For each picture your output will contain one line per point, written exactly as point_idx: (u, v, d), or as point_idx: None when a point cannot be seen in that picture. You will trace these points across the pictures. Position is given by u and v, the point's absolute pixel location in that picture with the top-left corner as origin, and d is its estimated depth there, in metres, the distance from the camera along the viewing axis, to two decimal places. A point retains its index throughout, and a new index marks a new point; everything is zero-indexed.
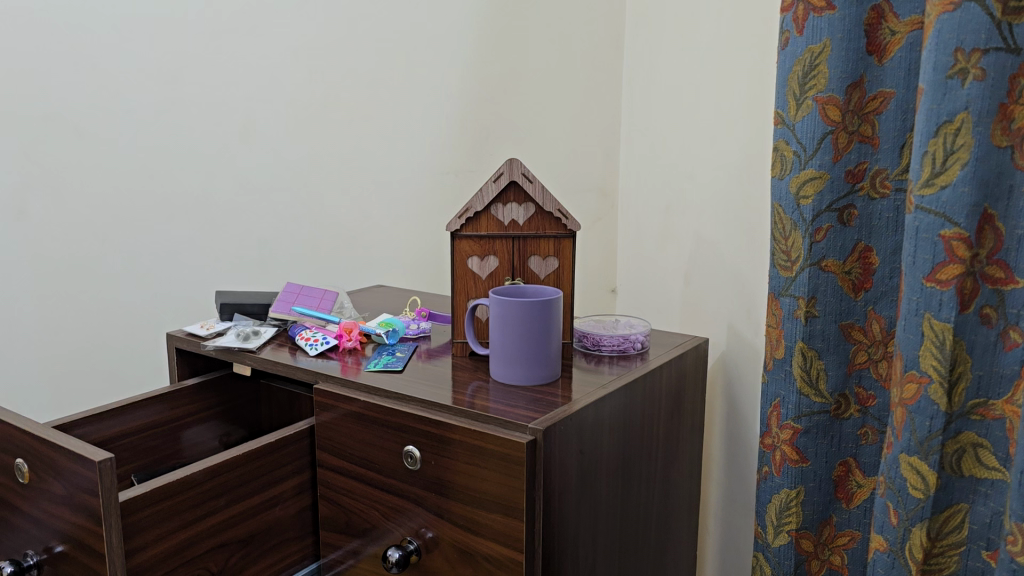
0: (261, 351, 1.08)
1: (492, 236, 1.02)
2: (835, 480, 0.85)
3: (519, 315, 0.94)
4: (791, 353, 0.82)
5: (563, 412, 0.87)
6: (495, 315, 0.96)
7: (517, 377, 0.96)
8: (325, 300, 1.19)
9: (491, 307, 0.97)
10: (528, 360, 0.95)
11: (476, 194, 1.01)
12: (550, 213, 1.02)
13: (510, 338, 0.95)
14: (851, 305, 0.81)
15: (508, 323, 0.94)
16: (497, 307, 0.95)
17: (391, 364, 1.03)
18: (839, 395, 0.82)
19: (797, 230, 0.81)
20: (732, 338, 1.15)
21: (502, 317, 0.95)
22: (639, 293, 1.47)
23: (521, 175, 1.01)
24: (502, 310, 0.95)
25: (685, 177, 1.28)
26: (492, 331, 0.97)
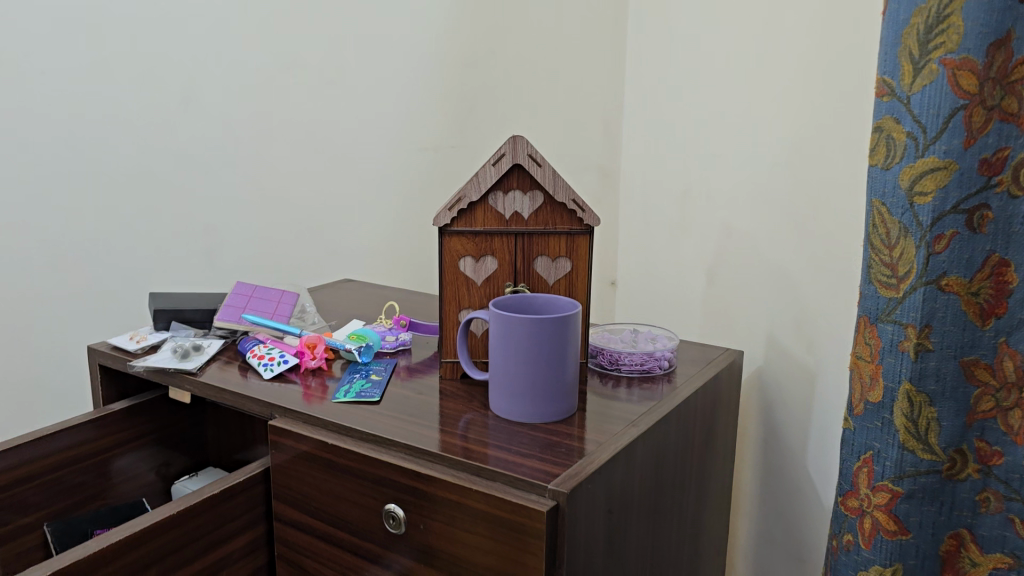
0: (203, 373, 0.87)
1: (490, 232, 0.82)
2: (943, 556, 0.66)
3: (528, 335, 0.74)
4: (892, 398, 0.65)
5: (588, 465, 0.67)
6: (498, 334, 0.76)
7: (524, 413, 0.76)
8: (280, 309, 1.00)
9: (493, 323, 0.77)
10: (538, 393, 0.75)
11: (471, 180, 0.80)
12: (563, 204, 0.82)
13: (517, 365, 0.75)
14: (976, 335, 0.62)
15: (515, 344, 0.75)
16: (501, 324, 0.75)
17: (365, 392, 0.82)
18: (956, 452, 0.63)
19: (909, 238, 0.63)
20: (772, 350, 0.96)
21: (507, 337, 0.75)
22: (645, 290, 1.28)
23: (526, 156, 0.80)
24: (508, 329, 0.75)
25: (711, 160, 1.09)
26: (493, 353, 0.77)
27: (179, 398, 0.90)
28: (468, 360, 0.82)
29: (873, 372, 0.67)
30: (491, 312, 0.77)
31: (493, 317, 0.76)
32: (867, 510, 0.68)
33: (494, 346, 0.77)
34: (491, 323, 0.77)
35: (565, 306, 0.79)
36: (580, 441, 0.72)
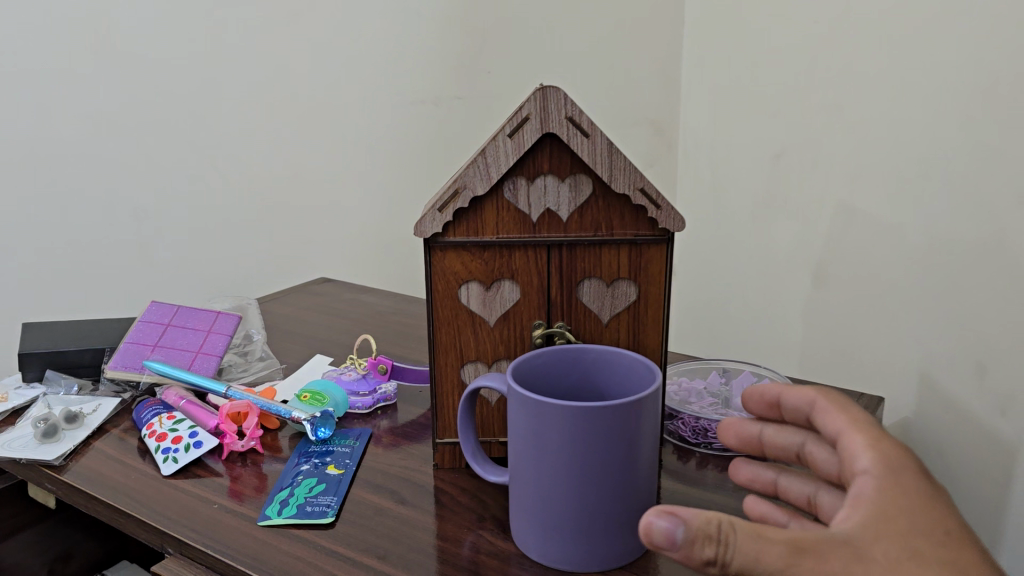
0: (72, 464, 0.57)
1: (507, 242, 0.51)
2: None
3: (575, 432, 0.42)
4: None
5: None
6: (522, 425, 0.44)
7: (571, 556, 0.45)
8: (206, 353, 0.68)
9: (513, 403, 0.45)
10: (594, 523, 0.44)
11: (473, 162, 0.49)
12: (623, 197, 0.50)
13: (555, 479, 0.43)
14: None
15: (552, 445, 0.43)
16: (526, 411, 0.43)
17: (313, 505, 0.51)
18: None
19: None
20: (927, 396, 0.64)
21: (537, 432, 0.43)
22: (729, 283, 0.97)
23: (564, 121, 0.48)
24: (539, 420, 0.43)
25: (825, 114, 0.77)
26: (515, 453, 0.45)
27: (42, 499, 0.64)
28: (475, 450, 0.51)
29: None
30: (510, 384, 0.45)
31: (513, 394, 0.44)
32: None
33: (516, 442, 0.45)
34: (511, 404, 0.45)
35: (635, 367, 0.47)
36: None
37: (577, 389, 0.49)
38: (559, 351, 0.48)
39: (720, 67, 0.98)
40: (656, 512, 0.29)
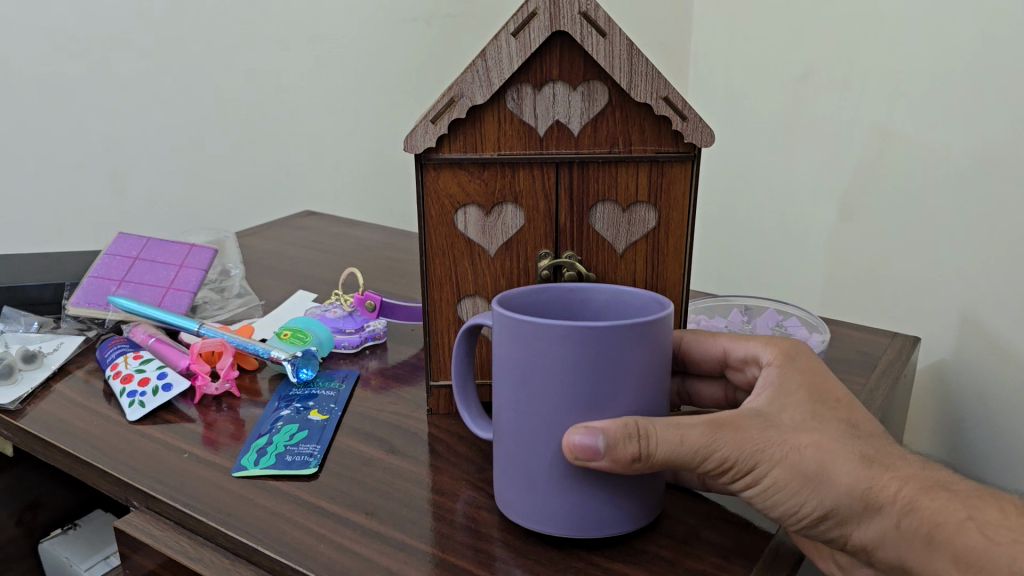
0: (29, 409, 0.52)
1: (511, 161, 0.45)
2: None
3: (585, 361, 0.34)
4: None
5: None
6: (513, 358, 0.36)
7: (560, 513, 0.36)
8: (179, 288, 0.63)
9: (500, 332, 0.36)
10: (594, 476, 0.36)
11: (473, 65, 0.43)
12: (643, 108, 0.44)
13: (553, 420, 0.35)
14: None
15: (554, 378, 0.35)
16: (520, 338, 0.35)
17: (294, 456, 0.46)
18: None
19: None
20: (971, 336, 0.59)
21: (535, 363, 0.35)
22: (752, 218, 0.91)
23: (577, 17, 0.42)
24: (540, 349, 0.34)
25: (859, 26, 0.70)
26: (500, 393, 0.37)
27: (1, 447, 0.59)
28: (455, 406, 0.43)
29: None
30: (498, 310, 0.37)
31: (503, 319, 0.36)
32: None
33: (503, 377, 0.37)
34: (498, 333, 0.36)
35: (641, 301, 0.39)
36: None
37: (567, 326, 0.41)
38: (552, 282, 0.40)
39: None
40: (573, 431, 0.33)
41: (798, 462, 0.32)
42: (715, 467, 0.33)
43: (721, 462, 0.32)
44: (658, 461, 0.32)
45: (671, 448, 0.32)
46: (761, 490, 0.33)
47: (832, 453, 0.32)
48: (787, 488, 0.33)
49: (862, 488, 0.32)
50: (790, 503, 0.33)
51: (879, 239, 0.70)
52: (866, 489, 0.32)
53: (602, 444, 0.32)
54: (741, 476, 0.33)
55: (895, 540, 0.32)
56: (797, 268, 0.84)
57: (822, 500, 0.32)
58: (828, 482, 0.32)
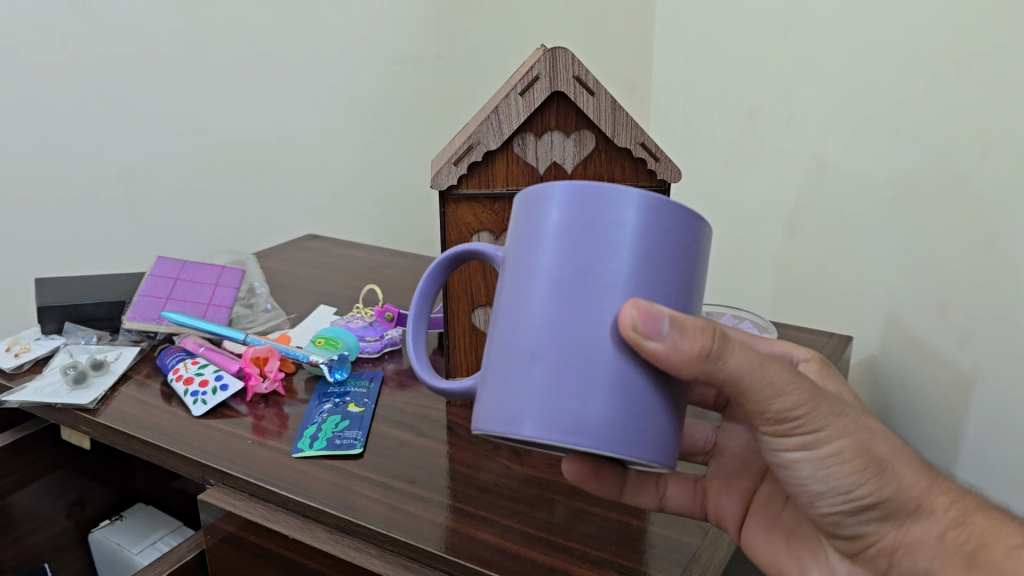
0: (104, 407, 0.61)
1: (516, 195, 0.55)
2: None
3: (642, 234, 0.32)
4: None
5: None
6: (554, 231, 0.32)
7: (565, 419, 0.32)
8: (218, 303, 0.72)
9: (535, 211, 0.34)
10: (615, 378, 0.32)
11: (488, 119, 0.53)
12: (624, 151, 0.55)
13: (587, 301, 0.32)
14: None
15: (601, 247, 0.32)
16: (570, 204, 0.32)
17: (341, 440, 0.55)
18: None
19: None
20: (894, 335, 0.71)
21: (583, 234, 0.32)
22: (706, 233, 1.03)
23: (571, 80, 0.52)
24: (595, 214, 0.32)
25: (797, 73, 0.82)
26: (522, 280, 0.33)
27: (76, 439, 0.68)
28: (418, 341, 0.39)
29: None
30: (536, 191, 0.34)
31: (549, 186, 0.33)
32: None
33: (530, 259, 0.33)
34: (536, 206, 0.33)
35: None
36: (662, 528, 0.47)
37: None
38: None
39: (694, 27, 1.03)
40: (634, 305, 0.31)
41: (866, 443, 0.36)
42: (792, 413, 0.34)
43: (802, 408, 0.34)
44: (734, 374, 0.32)
45: (757, 371, 0.32)
46: (818, 450, 0.35)
47: (900, 451, 0.37)
48: (849, 461, 0.36)
49: (918, 492, 0.37)
50: (845, 476, 0.36)
51: (817, 254, 0.82)
52: (921, 493, 0.37)
53: (667, 329, 0.30)
54: (809, 429, 0.35)
55: (936, 547, 0.38)
56: (750, 281, 0.95)
57: (878, 481, 0.36)
58: (893, 472, 0.36)
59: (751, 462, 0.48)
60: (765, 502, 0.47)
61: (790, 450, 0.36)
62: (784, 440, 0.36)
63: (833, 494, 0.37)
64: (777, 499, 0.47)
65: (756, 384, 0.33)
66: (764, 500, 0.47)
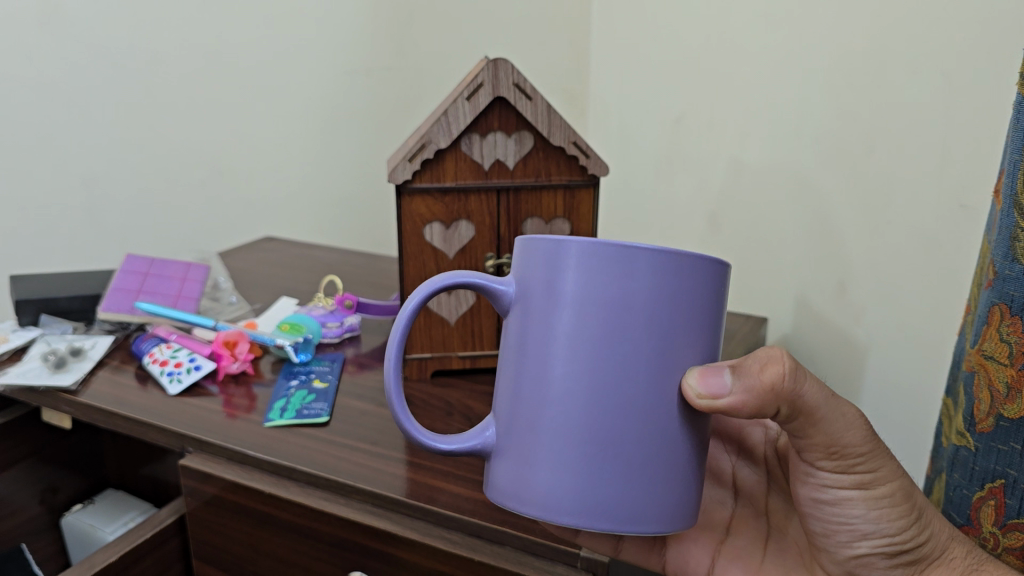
0: (84, 389, 0.66)
1: (464, 188, 0.62)
2: (976, 502, 0.46)
3: (679, 297, 0.33)
4: (971, 382, 0.46)
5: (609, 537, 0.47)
6: (593, 294, 0.32)
7: (607, 488, 0.33)
8: (187, 293, 0.78)
9: (557, 269, 0.33)
10: (652, 441, 0.34)
11: (438, 121, 0.59)
12: (560, 149, 0.62)
13: (622, 373, 0.33)
14: (992, 286, 0.44)
15: (646, 314, 0.33)
16: (609, 266, 0.32)
17: (309, 410, 0.61)
18: (968, 423, 0.46)
19: (998, 231, 0.44)
20: (805, 315, 0.80)
21: (629, 301, 0.32)
22: (636, 230, 1.11)
23: (511, 86, 0.59)
24: (639, 280, 0.32)
25: (716, 81, 0.91)
26: (548, 340, 0.34)
27: (57, 421, 0.73)
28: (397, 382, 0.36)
29: (1014, 380, 0.42)
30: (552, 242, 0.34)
31: (582, 246, 0.32)
32: (991, 550, 0.45)
33: (551, 319, 0.33)
34: (562, 267, 0.33)
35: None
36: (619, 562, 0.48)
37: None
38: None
39: (625, 40, 1.11)
40: (696, 373, 0.34)
41: (910, 490, 0.40)
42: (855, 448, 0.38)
43: (870, 444, 0.38)
44: (808, 404, 0.36)
45: (830, 402, 0.37)
46: (871, 488, 0.39)
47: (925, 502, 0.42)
48: (893, 500, 0.40)
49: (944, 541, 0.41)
50: (893, 519, 0.40)
51: (736, 246, 0.91)
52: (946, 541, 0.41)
53: (731, 382, 0.34)
54: (868, 466, 0.39)
55: None
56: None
57: (916, 526, 0.40)
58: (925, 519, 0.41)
59: (715, 511, 0.51)
60: (740, 553, 0.50)
61: (846, 488, 0.40)
62: (842, 478, 0.39)
63: (878, 537, 0.40)
64: (754, 551, 0.50)
65: (831, 413, 0.37)
66: (739, 552, 0.50)
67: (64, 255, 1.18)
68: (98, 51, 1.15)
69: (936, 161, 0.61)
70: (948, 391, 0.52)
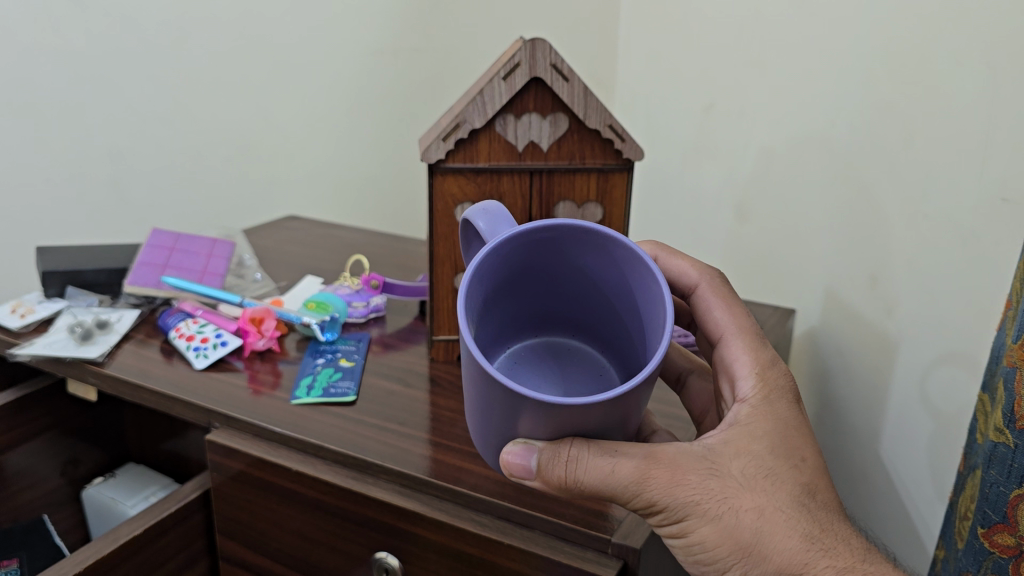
0: (109, 362, 0.65)
1: (497, 170, 0.62)
2: (1013, 501, 0.45)
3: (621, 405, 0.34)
4: (1012, 379, 0.45)
5: (641, 519, 0.47)
6: (513, 407, 0.34)
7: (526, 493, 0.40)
8: (212, 268, 0.78)
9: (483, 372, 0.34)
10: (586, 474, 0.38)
11: (473, 100, 0.59)
12: (594, 133, 0.61)
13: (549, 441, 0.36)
14: None
15: (592, 421, 0.34)
16: (538, 405, 0.33)
17: (336, 388, 0.61)
18: (1008, 422, 0.45)
19: None
20: (836, 308, 0.80)
21: (573, 418, 0.34)
22: (662, 217, 1.11)
23: (548, 68, 0.58)
24: (560, 412, 0.33)
25: (749, 69, 0.89)
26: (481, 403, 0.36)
27: (82, 394, 0.73)
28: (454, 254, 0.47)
29: None
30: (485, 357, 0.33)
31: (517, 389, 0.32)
32: None
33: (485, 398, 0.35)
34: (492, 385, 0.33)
35: (617, 254, 0.37)
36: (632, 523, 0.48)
37: (516, 262, 0.39)
38: (509, 237, 0.36)
39: (655, 27, 1.10)
40: (513, 443, 0.36)
41: (735, 527, 0.38)
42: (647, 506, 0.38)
43: (657, 500, 0.37)
44: (584, 485, 0.36)
45: (604, 479, 0.36)
46: (685, 536, 0.39)
47: (773, 526, 0.38)
48: (716, 542, 0.38)
49: (794, 568, 0.38)
50: (717, 558, 0.39)
51: (766, 235, 0.90)
52: (797, 572, 0.38)
53: (539, 462, 0.35)
54: (671, 518, 0.38)
55: None
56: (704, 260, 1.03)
57: (747, 563, 0.39)
58: (762, 555, 0.38)
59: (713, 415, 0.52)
60: None
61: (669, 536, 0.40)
62: (661, 526, 0.40)
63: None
64: None
65: (606, 488, 0.37)
66: None
67: (89, 226, 1.18)
68: (127, 24, 1.14)
69: (978, 153, 0.60)
70: (984, 387, 0.51)
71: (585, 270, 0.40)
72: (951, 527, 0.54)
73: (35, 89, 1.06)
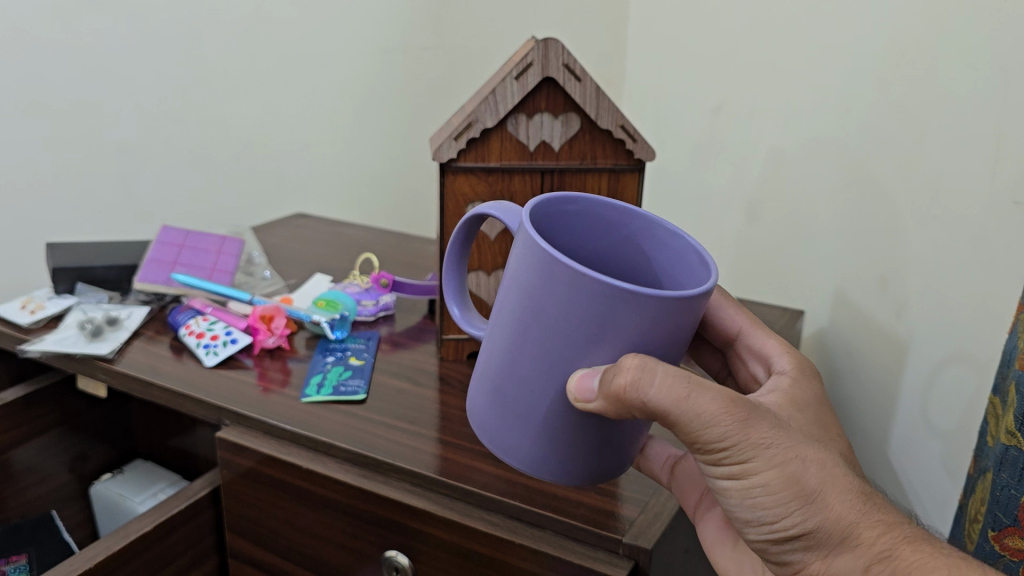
0: (119, 358, 0.65)
1: (508, 169, 0.62)
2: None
3: (674, 321, 0.36)
4: None
5: (652, 520, 0.47)
6: (579, 315, 0.35)
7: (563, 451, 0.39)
8: (222, 264, 0.78)
9: (551, 282, 0.35)
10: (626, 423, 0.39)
11: (485, 100, 0.59)
12: (606, 133, 0.61)
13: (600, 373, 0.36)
14: None
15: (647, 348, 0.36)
16: (609, 302, 0.34)
17: (346, 387, 0.61)
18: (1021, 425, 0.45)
19: None
20: (845, 310, 0.80)
21: (635, 330, 0.35)
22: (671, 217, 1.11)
23: (561, 67, 0.58)
24: (627, 314, 0.34)
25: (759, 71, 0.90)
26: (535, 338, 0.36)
27: (91, 390, 0.73)
28: (455, 261, 0.49)
29: None
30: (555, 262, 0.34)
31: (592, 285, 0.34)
32: None
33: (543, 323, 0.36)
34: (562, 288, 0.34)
35: (634, 228, 0.41)
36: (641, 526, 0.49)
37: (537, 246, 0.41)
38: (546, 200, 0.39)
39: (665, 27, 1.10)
40: (579, 373, 0.36)
41: (798, 472, 0.36)
42: (714, 438, 0.36)
43: (725, 432, 0.35)
44: (655, 404, 0.35)
45: (676, 401, 0.35)
46: (744, 478, 0.36)
47: (835, 478, 0.36)
48: (776, 488, 0.36)
49: (851, 521, 0.36)
50: (773, 506, 0.36)
51: (775, 236, 0.91)
52: (853, 525, 0.35)
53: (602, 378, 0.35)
54: (733, 457, 0.36)
55: None
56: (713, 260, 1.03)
57: (802, 513, 0.36)
58: (823, 504, 0.36)
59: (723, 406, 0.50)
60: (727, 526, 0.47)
61: (723, 480, 0.37)
62: (716, 467, 0.37)
63: (761, 527, 0.37)
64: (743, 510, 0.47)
65: (675, 410, 0.35)
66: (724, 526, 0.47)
67: (97, 223, 1.18)
68: (137, 23, 1.14)
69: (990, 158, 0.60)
70: (995, 391, 0.51)
71: (597, 258, 0.42)
72: (961, 530, 0.54)
73: (45, 87, 1.06)
